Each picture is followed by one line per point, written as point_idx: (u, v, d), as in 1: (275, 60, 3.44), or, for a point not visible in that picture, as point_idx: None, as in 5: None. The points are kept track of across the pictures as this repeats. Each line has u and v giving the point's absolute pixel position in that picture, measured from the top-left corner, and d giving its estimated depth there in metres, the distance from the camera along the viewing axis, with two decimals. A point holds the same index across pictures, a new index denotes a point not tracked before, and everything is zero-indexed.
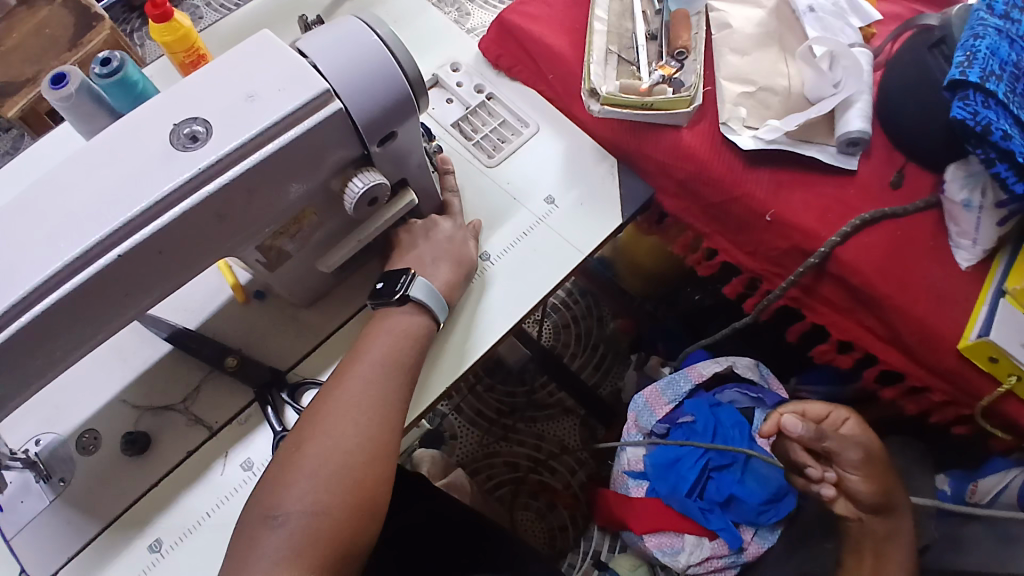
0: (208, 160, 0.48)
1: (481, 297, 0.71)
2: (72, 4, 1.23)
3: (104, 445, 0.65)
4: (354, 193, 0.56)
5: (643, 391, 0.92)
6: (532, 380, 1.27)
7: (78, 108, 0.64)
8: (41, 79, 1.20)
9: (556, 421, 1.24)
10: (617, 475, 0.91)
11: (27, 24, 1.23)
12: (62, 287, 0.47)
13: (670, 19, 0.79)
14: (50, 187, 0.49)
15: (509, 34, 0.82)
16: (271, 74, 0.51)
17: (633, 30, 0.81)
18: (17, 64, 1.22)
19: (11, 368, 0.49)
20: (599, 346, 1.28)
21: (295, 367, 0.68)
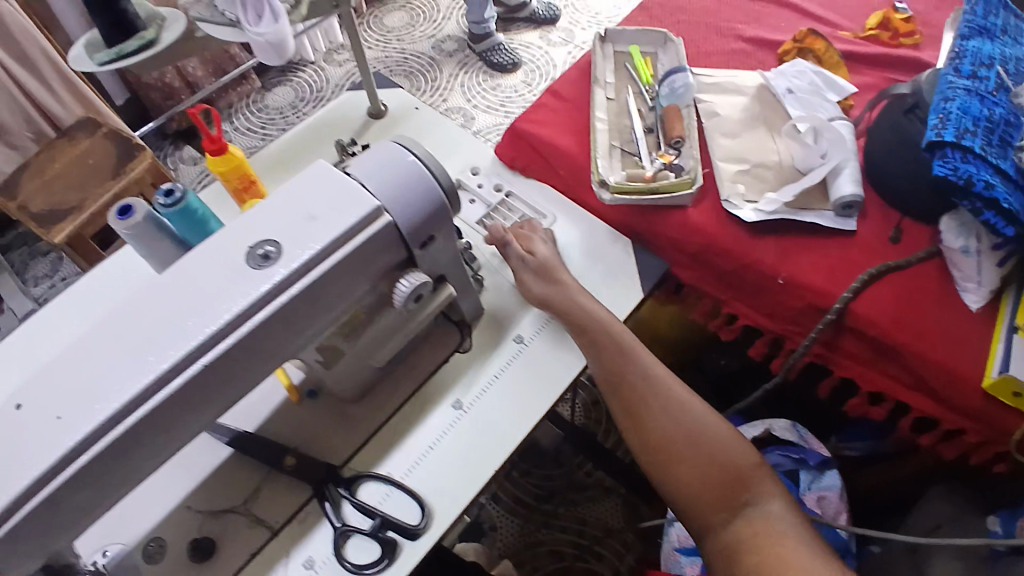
0: (280, 277, 0.55)
1: (516, 379, 0.75)
2: (113, 137, 1.41)
3: (169, 553, 0.67)
4: (401, 292, 0.63)
5: None
6: (568, 462, 1.27)
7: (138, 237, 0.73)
8: (86, 206, 1.36)
9: (599, 503, 1.24)
10: (669, 554, 0.92)
11: (70, 153, 1.40)
12: (151, 401, 0.51)
13: (663, 113, 0.88)
14: (133, 310, 0.54)
15: (522, 139, 0.92)
16: (328, 196, 0.58)
17: (631, 126, 0.91)
18: (61, 193, 1.37)
19: (97, 486, 0.52)
20: None
21: (349, 462, 0.71)
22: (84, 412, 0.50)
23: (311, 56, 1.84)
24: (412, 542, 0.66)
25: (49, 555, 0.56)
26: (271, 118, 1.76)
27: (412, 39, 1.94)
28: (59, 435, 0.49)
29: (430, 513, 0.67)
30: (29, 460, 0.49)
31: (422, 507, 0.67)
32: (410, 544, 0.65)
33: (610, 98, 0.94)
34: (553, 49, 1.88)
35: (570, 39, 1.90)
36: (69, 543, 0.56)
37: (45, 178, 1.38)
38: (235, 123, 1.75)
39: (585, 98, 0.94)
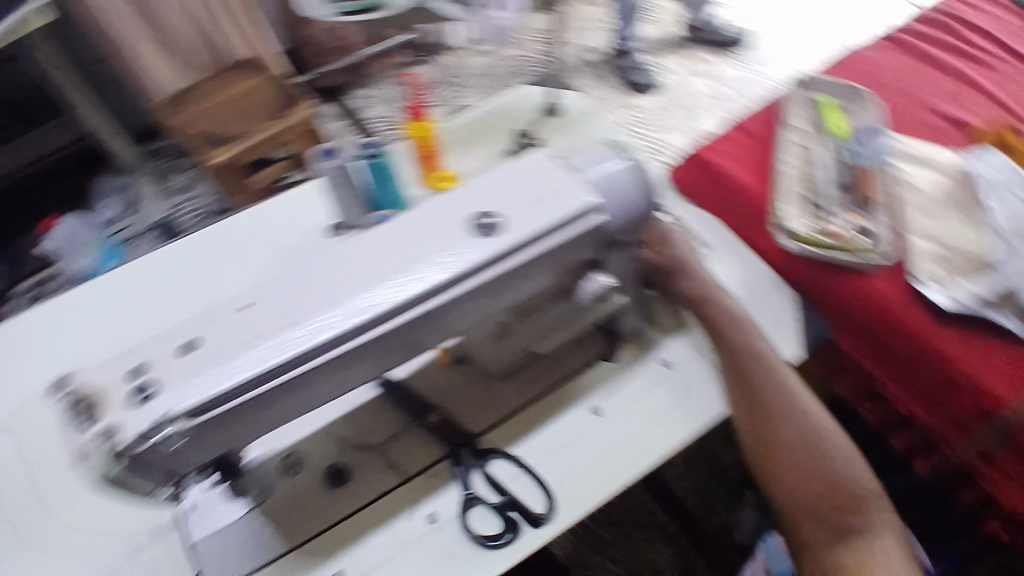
0: (505, 246, 0.56)
1: (659, 402, 0.74)
2: (274, 83, 1.49)
3: (304, 472, 0.70)
4: (589, 291, 0.65)
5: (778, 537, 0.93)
6: (633, 492, 1.25)
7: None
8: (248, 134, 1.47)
9: (654, 545, 1.21)
10: None
11: (234, 88, 1.47)
12: (369, 331, 0.53)
13: (859, 174, 0.88)
14: (359, 247, 0.56)
15: (704, 168, 0.93)
16: (555, 183, 0.59)
17: (818, 177, 0.89)
18: (228, 119, 1.48)
19: (296, 399, 0.53)
20: (707, 471, 1.27)
21: (484, 434, 0.74)
22: (312, 323, 0.51)
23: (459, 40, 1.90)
24: (534, 530, 0.66)
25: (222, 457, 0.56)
26: (414, 90, 1.81)
27: (557, 43, 1.96)
28: (286, 339, 0.51)
29: (555, 504, 0.68)
30: (254, 354, 0.50)
31: (549, 497, 0.68)
32: (532, 531, 0.66)
33: (799, 144, 0.93)
34: (696, 78, 1.84)
35: (712, 73, 1.86)
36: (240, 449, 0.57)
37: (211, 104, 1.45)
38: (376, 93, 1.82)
39: (772, 139, 0.95)
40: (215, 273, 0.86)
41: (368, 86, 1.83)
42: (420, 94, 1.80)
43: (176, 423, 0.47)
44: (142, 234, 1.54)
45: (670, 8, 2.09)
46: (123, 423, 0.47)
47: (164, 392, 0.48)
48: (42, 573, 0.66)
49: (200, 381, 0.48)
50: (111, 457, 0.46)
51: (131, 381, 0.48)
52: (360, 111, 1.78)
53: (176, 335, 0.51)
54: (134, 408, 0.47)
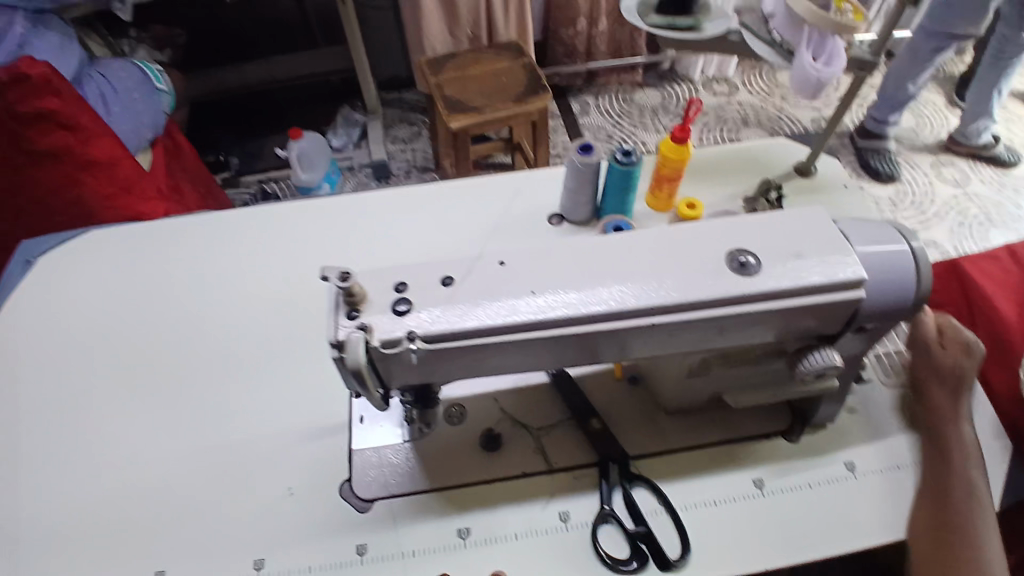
0: (756, 288, 0.55)
1: (833, 502, 0.68)
2: (526, 69, 1.58)
3: (463, 425, 0.74)
4: (810, 364, 0.61)
5: None
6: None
7: (581, 175, 0.85)
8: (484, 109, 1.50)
9: None
10: None
11: (493, 64, 1.58)
12: (600, 322, 0.54)
13: None
14: (609, 245, 0.58)
15: (953, 277, 0.93)
16: (822, 246, 0.57)
17: None
18: (471, 93, 1.54)
19: (511, 358, 0.57)
20: None
21: (637, 459, 0.72)
22: (556, 297, 0.54)
23: (697, 75, 1.89)
24: (661, 571, 0.64)
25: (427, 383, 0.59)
26: (639, 110, 1.84)
27: (799, 103, 1.86)
28: (530, 304, 0.54)
29: (690, 554, 0.65)
30: (499, 307, 0.54)
31: (686, 545, 0.65)
32: (659, 571, 0.64)
33: None
34: (940, 182, 1.67)
35: (963, 182, 1.67)
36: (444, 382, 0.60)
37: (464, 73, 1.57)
38: (597, 101, 1.86)
39: None
40: (438, 220, 0.92)
41: (594, 95, 1.88)
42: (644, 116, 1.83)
43: (421, 341, 0.53)
44: (360, 168, 1.81)
45: (940, 106, 1.86)
46: (379, 325, 0.53)
47: (417, 312, 0.54)
48: (235, 416, 0.76)
49: (448, 313, 0.54)
50: (362, 350, 0.52)
51: (395, 293, 0.55)
52: (578, 115, 1.83)
53: (437, 268, 0.57)
54: (392, 317, 0.54)
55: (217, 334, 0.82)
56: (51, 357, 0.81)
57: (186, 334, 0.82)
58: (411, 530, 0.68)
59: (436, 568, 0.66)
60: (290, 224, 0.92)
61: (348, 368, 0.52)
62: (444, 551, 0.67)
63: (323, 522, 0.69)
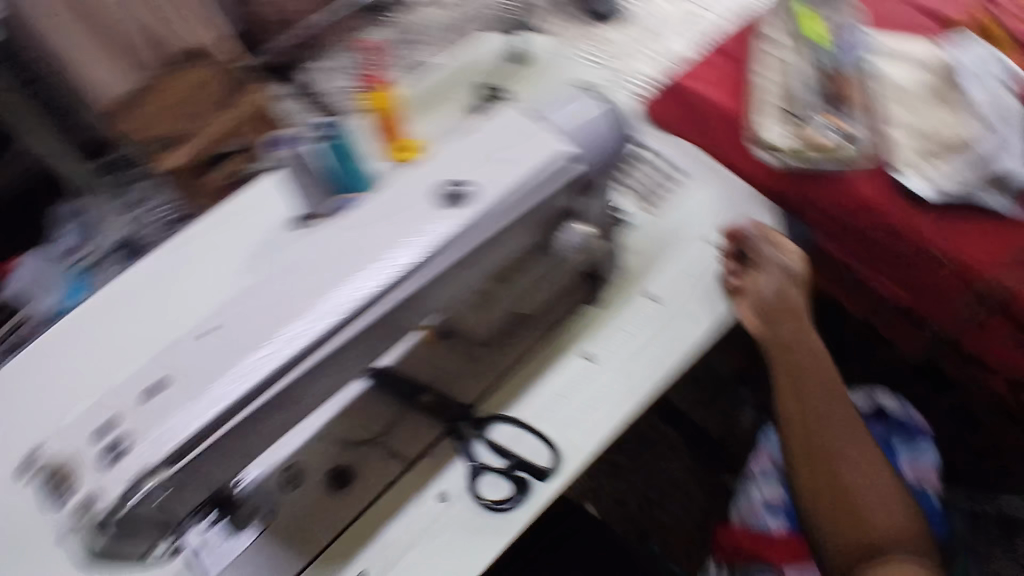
0: (466, 219, 0.56)
1: (649, 340, 0.75)
2: None
3: (307, 480, 0.68)
4: (569, 243, 0.64)
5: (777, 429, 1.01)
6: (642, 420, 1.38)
7: (295, 169, 0.77)
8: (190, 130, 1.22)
9: (664, 460, 1.35)
10: (752, 509, 0.96)
11: None
12: (339, 336, 0.52)
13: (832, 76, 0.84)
14: (333, 245, 0.57)
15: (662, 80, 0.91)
16: (516, 144, 0.60)
17: (795, 85, 0.85)
18: (143, 116, 1.19)
19: (280, 416, 0.53)
20: (706, 384, 1.38)
21: (481, 403, 0.74)
22: (286, 333, 0.52)
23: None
24: (542, 487, 0.68)
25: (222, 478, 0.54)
26: None
27: None
28: (263, 354, 0.51)
29: (560, 458, 0.69)
30: (231, 379, 0.50)
31: (553, 451, 0.69)
32: (541, 488, 0.68)
33: (775, 52, 0.89)
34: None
35: None
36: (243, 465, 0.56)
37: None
38: None
39: (743, 51, 0.90)
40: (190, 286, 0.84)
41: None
42: None
43: (153, 478, 0.47)
44: None
45: None
46: (106, 484, 0.47)
47: (142, 441, 0.48)
48: None
49: (177, 420, 0.49)
50: (85, 520, 0.47)
51: (113, 434, 0.49)
52: None
53: (152, 373, 0.52)
54: (116, 467, 0.48)
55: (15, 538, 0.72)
56: None
57: None
58: None
59: None
60: (36, 378, 0.81)
61: (101, 540, 0.47)
62: None
63: None
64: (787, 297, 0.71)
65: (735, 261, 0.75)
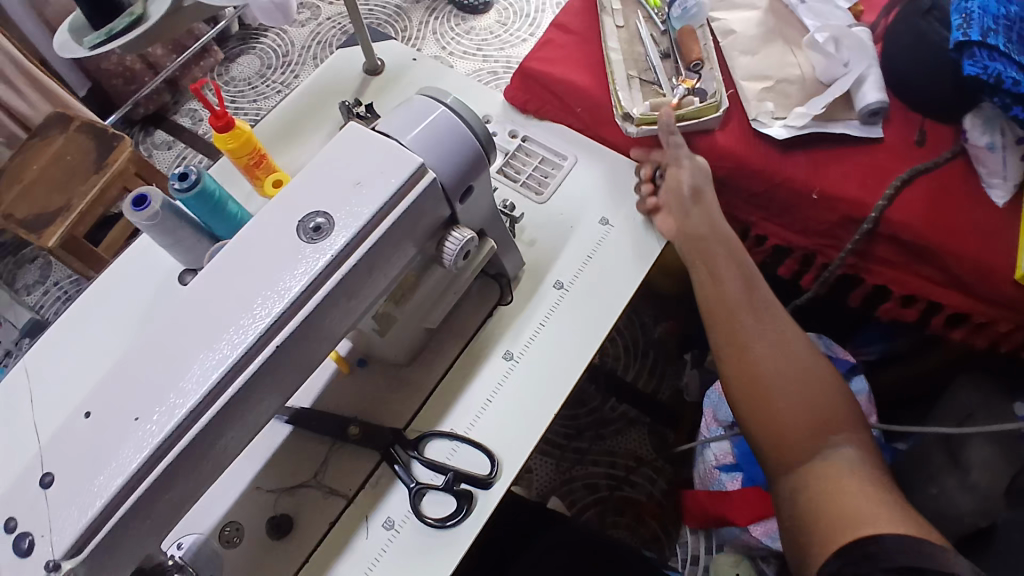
0: (334, 249, 0.52)
1: (564, 326, 0.75)
2: (86, 129, 1.37)
3: (247, 535, 0.67)
4: (451, 253, 0.62)
5: (717, 388, 1.07)
6: (594, 399, 1.41)
7: (159, 228, 0.73)
8: (72, 206, 1.31)
9: (624, 435, 1.38)
10: (710, 472, 1.03)
11: (45, 154, 1.35)
12: (219, 398, 0.48)
13: (678, 37, 0.87)
14: (188, 304, 0.51)
15: (522, 72, 0.89)
16: (371, 159, 0.55)
17: (645, 53, 0.89)
18: (45, 196, 1.32)
19: (177, 491, 0.50)
20: (649, 352, 1.44)
21: (411, 424, 0.72)
22: (160, 409, 0.47)
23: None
24: (487, 492, 0.67)
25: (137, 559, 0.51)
26: (240, 90, 1.67)
27: None
28: (138, 436, 0.47)
29: (500, 462, 0.68)
30: (109, 469, 0.46)
31: (491, 457, 0.68)
32: (486, 494, 0.67)
33: (619, 26, 0.91)
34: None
35: None
36: (159, 543, 0.52)
37: (24, 184, 1.32)
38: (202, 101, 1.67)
39: (593, 29, 0.91)
40: (76, 367, 0.77)
41: (193, 99, 1.67)
42: (250, 92, 1.66)
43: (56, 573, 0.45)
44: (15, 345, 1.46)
45: None
46: None
47: (38, 538, 0.46)
48: None
49: (65, 516, 0.46)
50: None
51: (8, 535, 0.47)
52: (194, 128, 1.63)
53: (30, 474, 0.48)
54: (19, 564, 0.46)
55: None
56: None
57: None
58: None
59: None
60: None
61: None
62: None
63: None
64: (698, 193, 0.77)
65: (650, 167, 0.81)
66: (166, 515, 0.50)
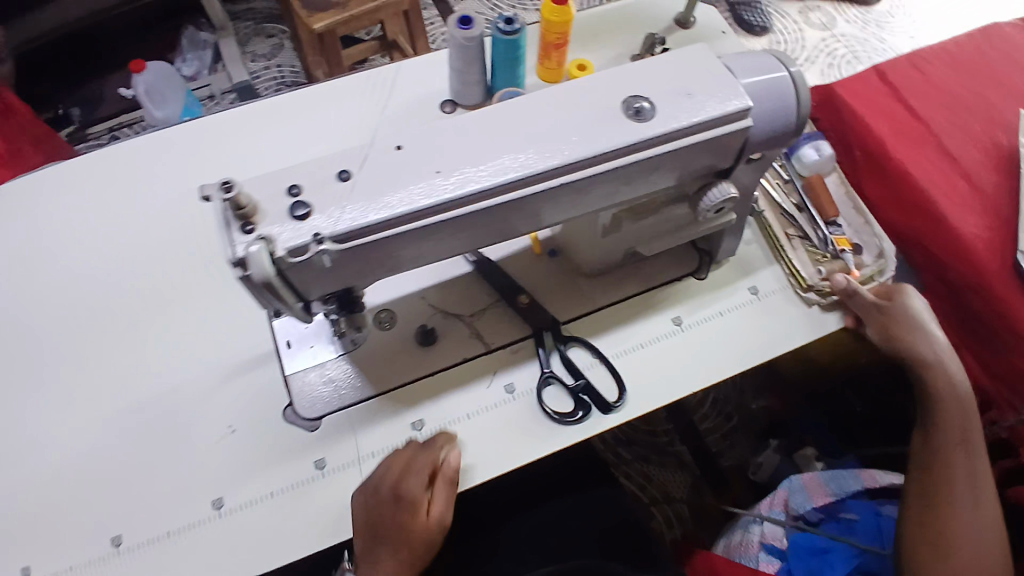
0: (649, 133, 0.56)
1: (739, 325, 0.76)
2: None
3: (398, 326, 0.75)
4: (710, 201, 0.65)
5: (803, 478, 1.02)
6: (658, 428, 1.40)
7: (467, 50, 0.80)
8: (349, 5, 1.43)
9: (666, 471, 1.37)
10: (750, 546, 0.99)
11: None
12: (504, 194, 0.54)
13: (812, 189, 0.82)
14: (511, 114, 0.57)
15: (829, 90, 0.93)
16: (708, 80, 0.59)
17: (786, 213, 0.82)
18: None
19: (416, 249, 0.56)
20: (732, 417, 1.40)
21: (569, 323, 0.76)
22: (461, 173, 0.53)
23: None
24: (604, 415, 0.71)
25: (350, 283, 0.57)
26: None
27: None
28: (433, 184, 0.53)
29: (627, 397, 0.72)
30: (399, 194, 0.52)
31: (623, 388, 0.71)
32: (602, 415, 0.71)
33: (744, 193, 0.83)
34: (808, 28, 1.73)
35: (829, 25, 1.73)
36: (369, 283, 0.59)
37: None
38: None
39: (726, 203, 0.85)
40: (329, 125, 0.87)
41: None
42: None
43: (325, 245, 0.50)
44: (223, 94, 1.67)
45: None
46: (280, 234, 0.50)
47: (318, 212, 0.51)
48: (163, 360, 0.74)
49: (351, 209, 0.51)
50: (266, 260, 0.49)
51: (289, 197, 0.51)
52: (451, 3, 1.78)
53: (322, 164, 0.53)
54: (291, 223, 0.50)
55: (121, 286, 0.78)
56: None
57: (89, 291, 0.78)
58: (364, 433, 0.70)
59: None
60: (175, 154, 0.86)
61: (260, 280, 0.48)
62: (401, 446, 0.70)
63: (276, 449, 0.69)
64: (928, 340, 0.72)
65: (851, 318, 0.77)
66: (398, 261, 0.56)
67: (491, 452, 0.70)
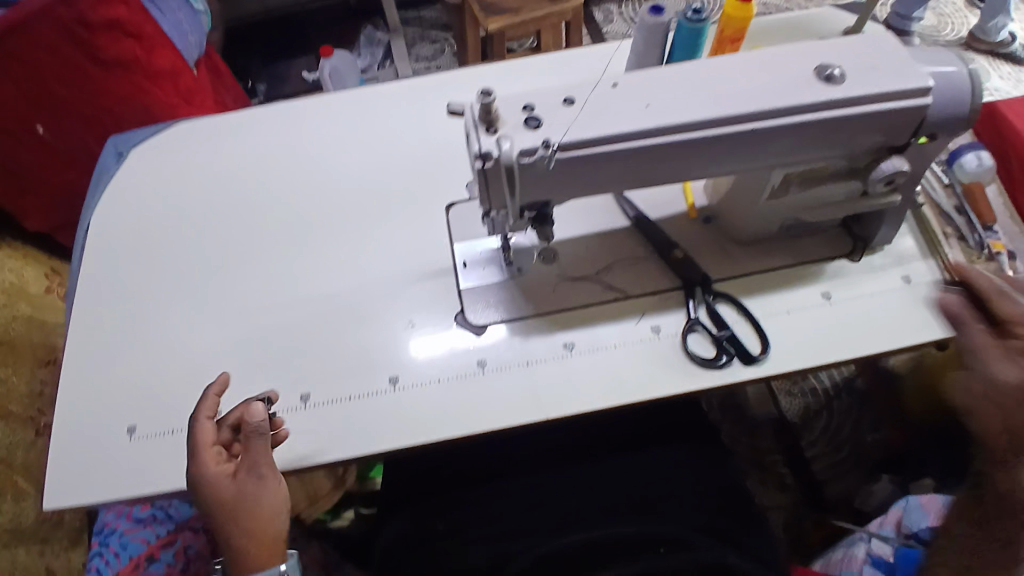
0: (836, 95, 0.63)
1: (887, 308, 0.78)
2: None
3: (560, 262, 0.85)
4: (879, 173, 0.70)
5: (919, 499, 0.99)
6: (762, 442, 1.37)
7: (653, 33, 0.89)
8: (520, 12, 1.59)
9: (766, 488, 1.33)
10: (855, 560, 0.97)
11: None
12: (700, 130, 0.62)
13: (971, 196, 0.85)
14: (712, 69, 0.65)
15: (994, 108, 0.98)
16: (894, 60, 0.65)
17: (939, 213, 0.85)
18: None
19: (614, 173, 0.65)
20: (843, 449, 1.33)
21: (717, 283, 0.82)
22: (666, 108, 0.62)
23: None
24: (745, 366, 0.75)
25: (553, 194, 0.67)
26: None
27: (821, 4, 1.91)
28: (644, 113, 0.62)
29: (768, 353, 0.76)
30: (615, 120, 0.62)
31: (766, 342, 0.76)
32: (744, 366, 0.75)
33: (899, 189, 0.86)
34: None
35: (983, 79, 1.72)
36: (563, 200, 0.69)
37: None
38: (619, 10, 1.96)
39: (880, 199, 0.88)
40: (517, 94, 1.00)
41: (612, 5, 1.97)
42: None
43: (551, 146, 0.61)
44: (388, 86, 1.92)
45: (961, 6, 1.90)
46: (519, 138, 0.62)
47: (547, 124, 0.62)
48: (360, 262, 0.88)
49: (576, 126, 0.62)
50: (506, 155, 0.61)
51: (523, 112, 0.64)
52: (601, 25, 1.94)
53: (551, 91, 0.65)
54: (526, 131, 0.62)
55: (334, 201, 0.95)
56: (199, 220, 0.96)
57: (309, 201, 0.95)
58: (521, 345, 0.80)
59: (546, 373, 0.77)
60: (388, 108, 1.03)
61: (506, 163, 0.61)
62: (552, 361, 0.78)
63: (448, 342, 0.80)
64: None
65: None
66: (597, 181, 0.66)
67: (635, 379, 0.76)
